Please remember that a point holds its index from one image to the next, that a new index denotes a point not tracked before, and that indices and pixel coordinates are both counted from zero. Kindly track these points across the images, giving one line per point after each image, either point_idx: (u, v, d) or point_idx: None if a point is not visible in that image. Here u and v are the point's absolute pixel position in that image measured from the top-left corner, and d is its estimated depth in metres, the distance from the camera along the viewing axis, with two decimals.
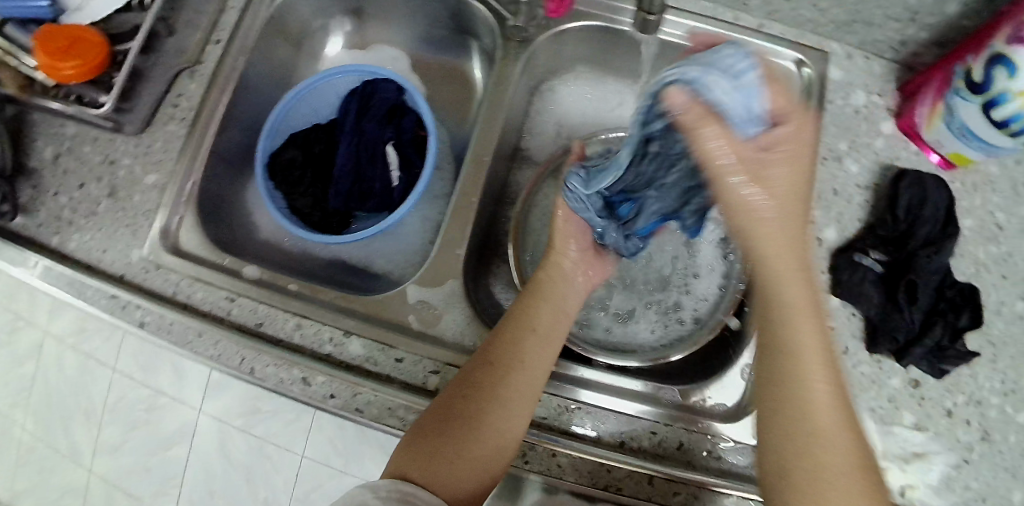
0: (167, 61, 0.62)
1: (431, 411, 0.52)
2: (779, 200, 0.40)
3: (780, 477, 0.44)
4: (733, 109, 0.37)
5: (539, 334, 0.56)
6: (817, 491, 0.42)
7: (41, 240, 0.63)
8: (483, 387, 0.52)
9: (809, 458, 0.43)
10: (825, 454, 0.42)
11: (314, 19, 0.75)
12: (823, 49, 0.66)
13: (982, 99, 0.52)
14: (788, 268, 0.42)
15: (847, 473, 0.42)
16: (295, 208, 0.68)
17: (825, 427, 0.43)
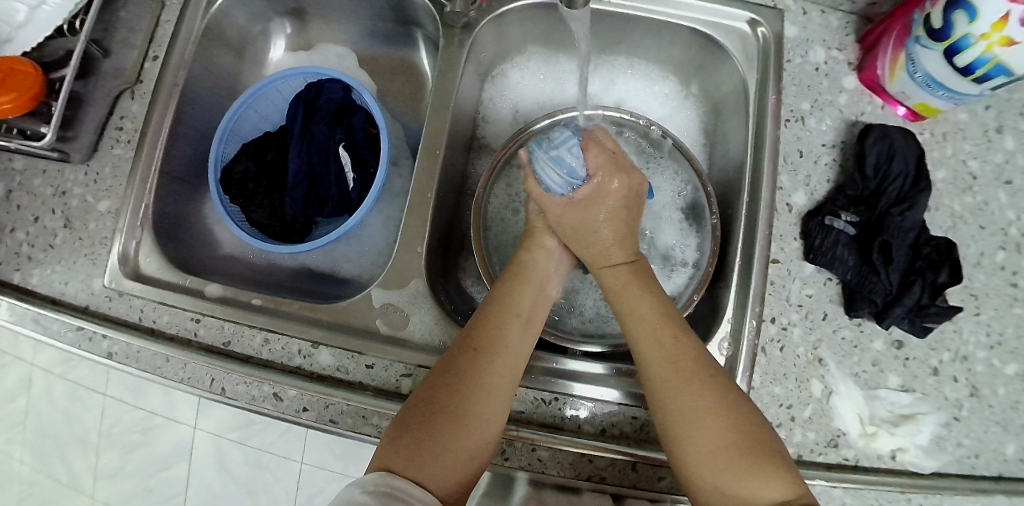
0: (108, 84, 0.62)
1: (411, 405, 0.49)
2: (600, 209, 0.57)
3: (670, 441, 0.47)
4: (549, 172, 0.57)
5: (520, 317, 0.54)
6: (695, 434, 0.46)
7: (1, 279, 0.61)
8: (466, 374, 0.49)
9: (684, 427, 0.47)
10: (698, 417, 0.46)
11: (254, 24, 0.73)
12: (776, 6, 0.64)
13: (943, 46, 0.50)
14: (613, 254, 0.57)
15: (717, 429, 0.46)
16: (254, 220, 0.67)
17: (683, 393, 0.48)
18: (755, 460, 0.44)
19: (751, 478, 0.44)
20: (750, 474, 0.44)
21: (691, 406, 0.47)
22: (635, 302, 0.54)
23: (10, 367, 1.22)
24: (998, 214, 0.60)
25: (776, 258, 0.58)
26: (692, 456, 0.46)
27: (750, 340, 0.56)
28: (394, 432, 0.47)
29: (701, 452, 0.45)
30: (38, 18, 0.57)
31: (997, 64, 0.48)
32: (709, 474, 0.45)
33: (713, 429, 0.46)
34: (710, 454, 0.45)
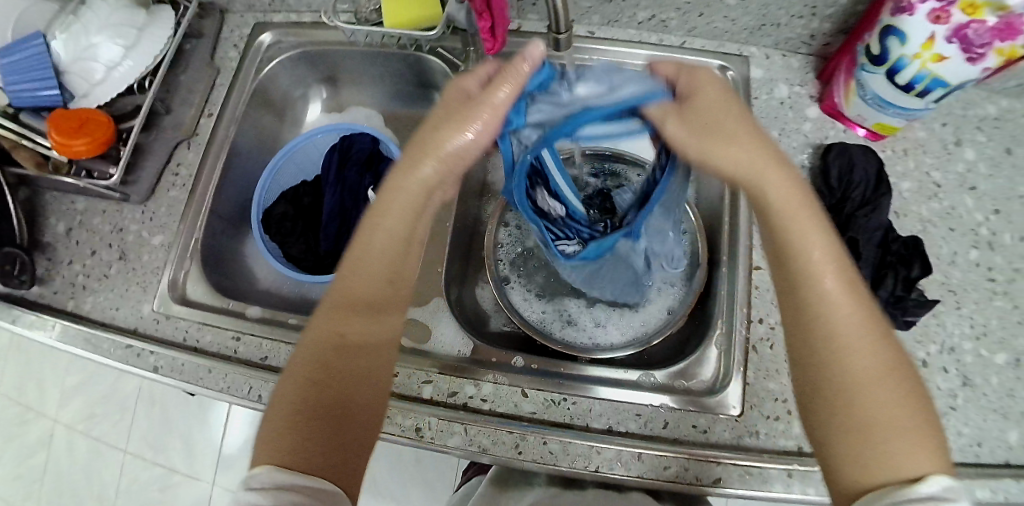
0: (167, 135, 0.72)
1: (286, 412, 0.47)
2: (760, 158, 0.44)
3: (814, 397, 0.44)
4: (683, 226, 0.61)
5: (370, 279, 0.51)
6: (838, 392, 0.43)
7: (58, 306, 0.68)
8: (330, 374, 0.48)
9: (862, 394, 0.42)
10: (875, 383, 0.42)
11: (294, 89, 0.83)
12: (742, 53, 0.73)
13: (884, 69, 0.59)
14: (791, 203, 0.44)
15: (890, 403, 0.42)
16: (290, 254, 0.75)
17: (858, 357, 0.42)
18: (910, 435, 0.41)
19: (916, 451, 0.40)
20: (911, 442, 0.40)
21: (873, 369, 0.42)
22: (807, 248, 0.44)
23: (34, 421, 1.26)
24: (965, 217, 0.67)
25: (759, 264, 0.64)
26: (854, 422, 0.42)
27: (741, 336, 0.61)
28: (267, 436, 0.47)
29: (884, 429, 0.41)
30: (113, 77, 0.67)
31: (933, 78, 0.56)
32: (854, 450, 0.41)
33: (891, 406, 0.42)
34: (874, 422, 0.41)
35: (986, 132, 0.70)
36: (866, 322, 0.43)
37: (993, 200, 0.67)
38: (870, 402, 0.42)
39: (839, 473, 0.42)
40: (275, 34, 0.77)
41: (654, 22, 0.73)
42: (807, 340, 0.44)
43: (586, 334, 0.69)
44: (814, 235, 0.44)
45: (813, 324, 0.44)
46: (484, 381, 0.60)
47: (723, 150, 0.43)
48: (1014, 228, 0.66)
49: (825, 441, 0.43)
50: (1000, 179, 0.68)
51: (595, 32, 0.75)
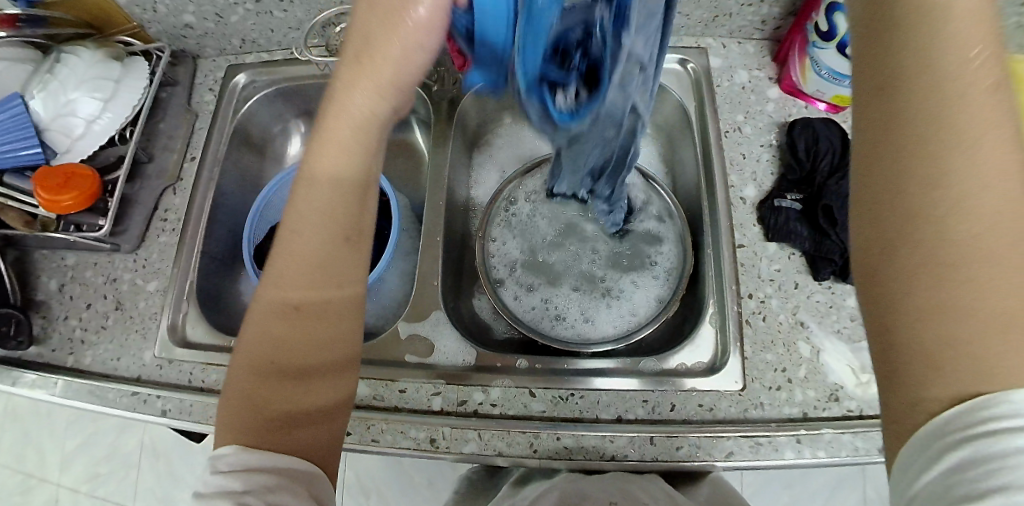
0: (152, 183, 0.74)
1: (244, 383, 0.43)
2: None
3: (898, 281, 0.30)
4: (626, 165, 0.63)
5: (309, 237, 0.44)
6: (944, 268, 0.29)
7: (57, 363, 0.68)
8: (283, 338, 0.43)
9: (971, 267, 0.28)
10: (997, 253, 0.28)
11: (273, 125, 0.84)
12: (699, 45, 0.75)
13: (835, 43, 0.62)
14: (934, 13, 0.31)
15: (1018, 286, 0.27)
16: None
17: (979, 212, 0.28)
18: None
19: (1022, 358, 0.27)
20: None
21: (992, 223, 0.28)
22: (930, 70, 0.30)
23: (37, 488, 1.23)
24: None
25: (742, 243, 0.66)
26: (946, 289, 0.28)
27: (736, 312, 0.63)
28: (228, 413, 0.43)
29: (998, 297, 0.27)
30: (94, 130, 0.68)
31: None
32: (941, 347, 0.28)
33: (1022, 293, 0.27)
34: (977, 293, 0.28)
35: None
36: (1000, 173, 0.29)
37: None
38: (984, 277, 0.28)
39: (918, 382, 0.29)
40: (249, 75, 0.79)
41: None
42: (901, 176, 0.31)
43: (575, 331, 0.69)
44: (964, 29, 0.30)
45: (915, 170, 0.30)
46: (493, 386, 0.61)
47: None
48: None
49: (889, 318, 0.31)
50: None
51: None
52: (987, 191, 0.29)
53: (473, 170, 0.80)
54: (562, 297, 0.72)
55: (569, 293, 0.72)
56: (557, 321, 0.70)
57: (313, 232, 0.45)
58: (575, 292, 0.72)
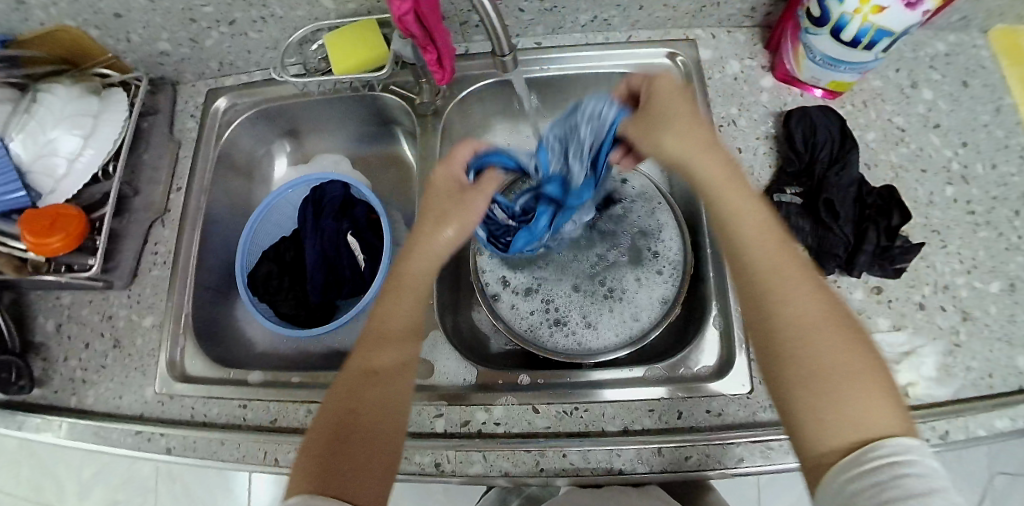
0: (140, 216, 0.73)
1: (320, 436, 0.47)
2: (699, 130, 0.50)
3: (774, 362, 0.43)
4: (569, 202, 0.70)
5: (402, 315, 0.54)
6: (797, 347, 0.42)
7: (60, 404, 0.68)
8: (360, 397, 0.49)
9: (806, 341, 0.42)
10: (811, 329, 0.42)
11: (258, 148, 0.82)
12: (688, 37, 0.73)
13: (827, 29, 0.60)
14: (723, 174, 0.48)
15: (835, 349, 0.41)
16: (281, 312, 0.72)
17: (796, 303, 0.43)
18: (855, 379, 0.40)
19: (858, 396, 0.39)
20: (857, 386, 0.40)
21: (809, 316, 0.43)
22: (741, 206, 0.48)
23: None
24: (935, 156, 0.68)
25: None
26: (798, 368, 0.41)
27: (737, 315, 0.61)
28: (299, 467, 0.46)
29: (826, 360, 0.41)
30: (77, 168, 0.67)
31: (876, 30, 0.57)
32: (813, 401, 0.40)
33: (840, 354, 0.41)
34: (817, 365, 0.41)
35: (940, 69, 0.72)
36: (795, 273, 0.44)
37: (959, 134, 0.68)
38: (813, 347, 0.41)
39: (820, 432, 0.39)
40: (229, 98, 0.78)
41: (596, 23, 0.72)
42: (751, 287, 0.45)
43: (577, 339, 0.67)
44: (737, 189, 0.48)
45: (756, 282, 0.45)
46: (495, 404, 0.60)
47: (672, 139, 0.49)
48: (984, 158, 0.67)
49: (784, 395, 0.42)
50: (961, 112, 0.70)
51: (541, 42, 0.73)
52: (795, 294, 0.44)
53: None
54: (562, 303, 0.69)
55: (566, 300, 0.69)
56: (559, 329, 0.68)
57: (391, 338, 0.53)
58: (576, 297, 0.69)
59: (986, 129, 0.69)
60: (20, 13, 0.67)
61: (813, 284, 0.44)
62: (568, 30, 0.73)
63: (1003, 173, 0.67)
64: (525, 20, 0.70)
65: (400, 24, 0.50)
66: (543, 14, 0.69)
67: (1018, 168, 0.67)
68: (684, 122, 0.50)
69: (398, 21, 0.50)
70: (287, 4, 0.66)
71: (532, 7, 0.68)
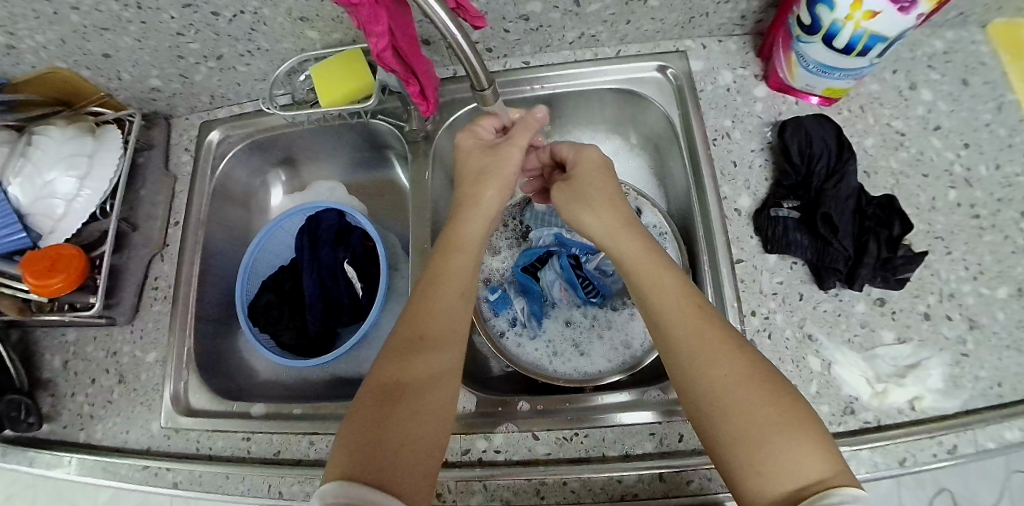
0: (139, 252, 0.74)
1: (364, 403, 0.47)
2: (604, 195, 0.58)
3: (708, 425, 0.45)
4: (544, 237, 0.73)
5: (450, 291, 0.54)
6: (722, 410, 0.44)
7: (69, 440, 0.69)
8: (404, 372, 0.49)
9: (726, 398, 0.44)
10: (733, 386, 0.44)
11: (253, 179, 0.82)
12: (678, 49, 0.72)
13: (820, 37, 0.58)
14: (631, 248, 0.54)
15: (757, 402, 0.43)
16: (282, 342, 0.72)
17: (712, 363, 0.46)
18: (785, 430, 0.42)
19: (792, 447, 0.41)
20: (787, 436, 0.42)
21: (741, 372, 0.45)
22: (659, 279, 0.52)
23: None
24: (936, 159, 0.66)
25: (740, 258, 0.63)
26: (738, 461, 0.42)
27: (738, 331, 0.61)
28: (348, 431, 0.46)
29: (749, 419, 0.43)
30: (75, 208, 0.68)
31: (869, 36, 0.56)
32: (749, 458, 0.42)
33: (760, 405, 0.43)
34: (751, 431, 0.42)
35: (938, 70, 0.70)
36: (707, 331, 0.48)
37: (960, 135, 0.67)
38: (735, 403, 0.44)
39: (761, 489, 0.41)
40: (222, 130, 0.78)
41: (583, 39, 0.71)
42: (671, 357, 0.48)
43: (573, 365, 0.67)
44: (643, 257, 0.53)
45: (671, 351, 0.48)
46: (496, 432, 0.60)
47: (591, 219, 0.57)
48: (987, 159, 0.66)
49: (721, 455, 0.43)
50: (962, 112, 0.68)
51: (530, 62, 0.73)
52: (707, 358, 0.46)
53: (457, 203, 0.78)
54: (558, 332, 0.69)
55: (561, 324, 0.70)
56: (555, 355, 0.68)
57: (441, 302, 0.53)
58: (571, 331, 0.69)
59: (988, 128, 0.67)
60: (12, 57, 0.68)
61: (730, 344, 0.47)
62: (555, 48, 0.73)
63: (1008, 173, 0.65)
64: (512, 40, 0.70)
65: (379, 60, 0.51)
66: (529, 33, 0.70)
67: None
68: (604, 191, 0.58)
69: (377, 58, 0.50)
70: (271, 38, 0.69)
71: (517, 27, 0.68)
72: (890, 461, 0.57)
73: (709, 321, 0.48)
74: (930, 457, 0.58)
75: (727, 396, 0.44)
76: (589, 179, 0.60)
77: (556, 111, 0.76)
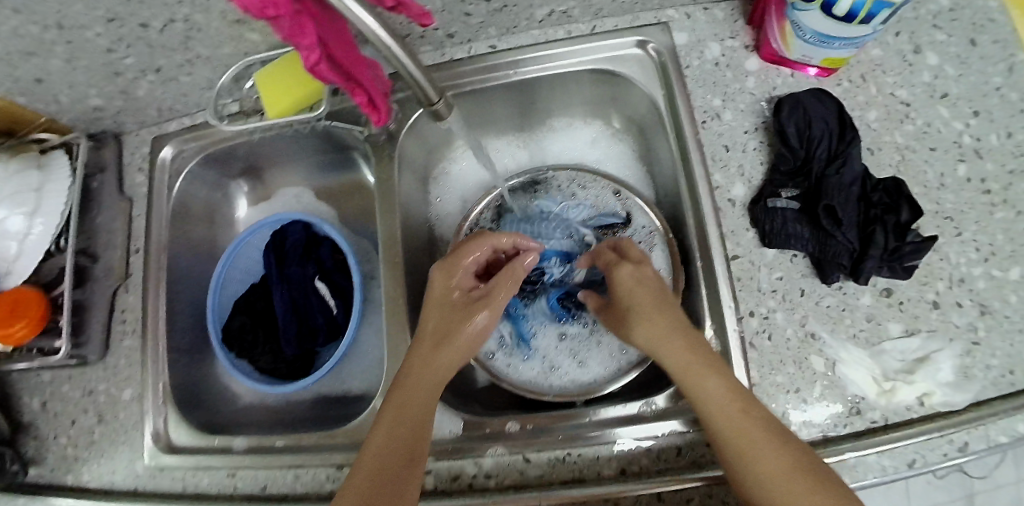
0: (103, 285, 0.70)
1: None
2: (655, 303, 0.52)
3: None
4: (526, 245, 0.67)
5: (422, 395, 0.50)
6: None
7: (55, 483, 0.67)
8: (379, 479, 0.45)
9: (775, 492, 0.43)
10: (781, 479, 0.43)
11: (213, 194, 0.77)
12: (659, 21, 0.65)
13: (818, 4, 0.52)
14: (674, 346, 0.50)
15: (805, 499, 0.42)
16: (261, 367, 0.67)
17: (759, 457, 0.44)
18: None
19: None
20: None
21: (784, 470, 0.44)
22: (699, 376, 0.48)
23: None
24: (944, 130, 0.61)
25: (736, 254, 0.58)
26: None
27: (736, 333, 0.57)
28: None
29: None
30: (28, 246, 0.64)
31: None
32: None
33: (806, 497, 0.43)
34: None
35: (944, 29, 0.63)
36: (750, 425, 0.46)
37: (969, 102, 0.61)
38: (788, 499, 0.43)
39: None
40: (173, 145, 0.72)
41: (554, 17, 0.64)
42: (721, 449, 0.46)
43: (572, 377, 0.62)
44: (688, 356, 0.49)
45: (721, 444, 0.46)
46: (485, 456, 0.57)
47: (642, 330, 0.51)
48: (999, 127, 0.61)
49: None
50: (970, 76, 0.62)
51: (497, 46, 0.66)
52: (754, 451, 0.45)
53: (430, 204, 0.72)
54: (552, 344, 0.64)
55: (553, 337, 0.64)
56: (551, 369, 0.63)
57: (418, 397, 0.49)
58: (565, 341, 0.64)
59: (999, 93, 0.62)
60: None
61: (772, 436, 0.45)
62: (523, 29, 0.65)
63: (1021, 141, 0.61)
64: (474, 24, 0.63)
65: (314, 74, 0.45)
66: (493, 15, 0.62)
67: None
68: (652, 289, 0.53)
69: (311, 72, 0.44)
70: (209, 44, 0.62)
71: (479, 10, 0.60)
72: (900, 465, 0.55)
73: (751, 415, 0.46)
74: (941, 456, 0.55)
75: (774, 488, 0.43)
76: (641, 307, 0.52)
77: (530, 99, 0.69)
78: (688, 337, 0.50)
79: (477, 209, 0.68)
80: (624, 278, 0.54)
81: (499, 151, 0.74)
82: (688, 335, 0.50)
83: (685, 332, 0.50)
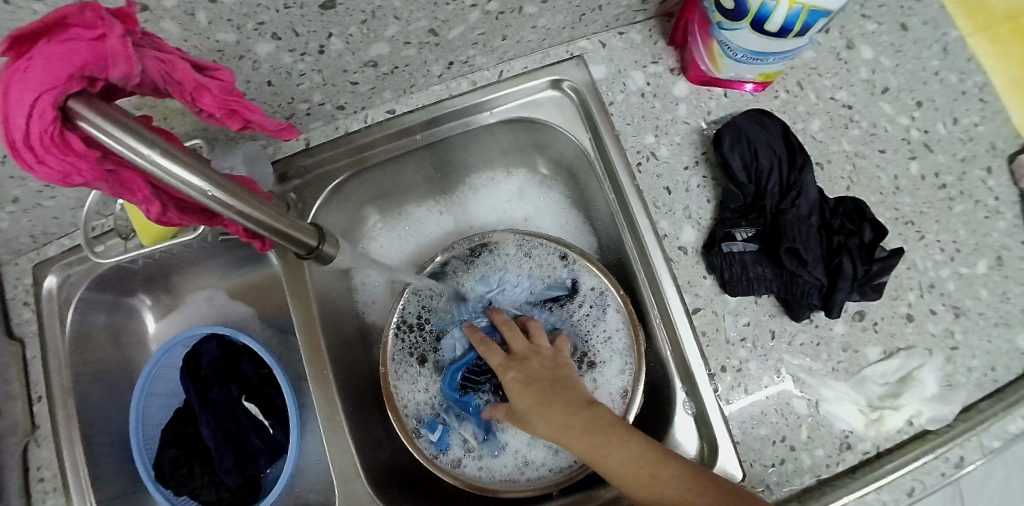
0: (9, 443, 0.61)
1: None
2: (542, 393, 0.48)
3: None
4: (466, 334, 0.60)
5: None
6: None
7: None
8: None
9: None
10: None
11: (115, 316, 0.69)
12: (573, 55, 0.59)
13: (747, 22, 0.46)
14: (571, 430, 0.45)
15: None
16: (206, 501, 0.61)
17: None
18: None
19: None
20: None
21: None
22: (603, 447, 0.44)
23: None
24: (891, 129, 0.57)
25: (696, 304, 0.53)
26: None
27: (709, 388, 0.52)
28: None
29: None
30: None
31: (809, 13, 0.43)
32: None
33: None
34: None
35: (874, 17, 0.60)
36: (670, 487, 0.41)
37: (910, 93, 0.58)
38: None
39: None
40: (56, 273, 0.63)
41: (455, 68, 0.57)
42: None
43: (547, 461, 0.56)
44: (587, 434, 0.45)
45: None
46: None
47: (542, 429, 0.47)
48: (943, 115, 0.58)
49: None
50: (908, 64, 0.59)
51: (396, 109, 0.59)
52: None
53: (357, 290, 0.65)
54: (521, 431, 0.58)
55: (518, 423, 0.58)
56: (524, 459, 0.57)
57: None
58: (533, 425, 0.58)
59: (938, 78, 0.59)
60: None
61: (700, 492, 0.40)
62: (423, 85, 0.58)
63: (966, 126, 0.58)
64: (364, 91, 0.55)
65: (166, 223, 0.39)
66: (383, 79, 0.54)
67: (979, 115, 0.58)
68: (541, 385, 0.49)
69: (159, 222, 0.38)
70: None
71: (366, 77, 0.53)
72: (899, 496, 0.50)
73: (668, 474, 0.42)
74: (939, 478, 0.50)
75: None
76: (535, 402, 0.48)
77: (447, 157, 0.63)
78: (581, 413, 0.46)
79: (403, 307, 0.61)
80: (511, 374, 0.50)
81: (426, 219, 0.68)
82: (581, 410, 0.46)
83: (576, 408, 0.47)
